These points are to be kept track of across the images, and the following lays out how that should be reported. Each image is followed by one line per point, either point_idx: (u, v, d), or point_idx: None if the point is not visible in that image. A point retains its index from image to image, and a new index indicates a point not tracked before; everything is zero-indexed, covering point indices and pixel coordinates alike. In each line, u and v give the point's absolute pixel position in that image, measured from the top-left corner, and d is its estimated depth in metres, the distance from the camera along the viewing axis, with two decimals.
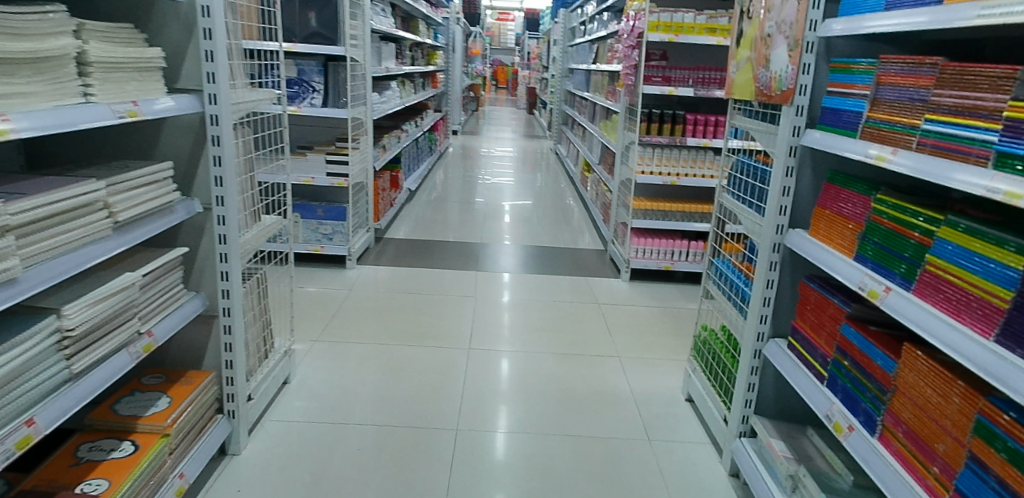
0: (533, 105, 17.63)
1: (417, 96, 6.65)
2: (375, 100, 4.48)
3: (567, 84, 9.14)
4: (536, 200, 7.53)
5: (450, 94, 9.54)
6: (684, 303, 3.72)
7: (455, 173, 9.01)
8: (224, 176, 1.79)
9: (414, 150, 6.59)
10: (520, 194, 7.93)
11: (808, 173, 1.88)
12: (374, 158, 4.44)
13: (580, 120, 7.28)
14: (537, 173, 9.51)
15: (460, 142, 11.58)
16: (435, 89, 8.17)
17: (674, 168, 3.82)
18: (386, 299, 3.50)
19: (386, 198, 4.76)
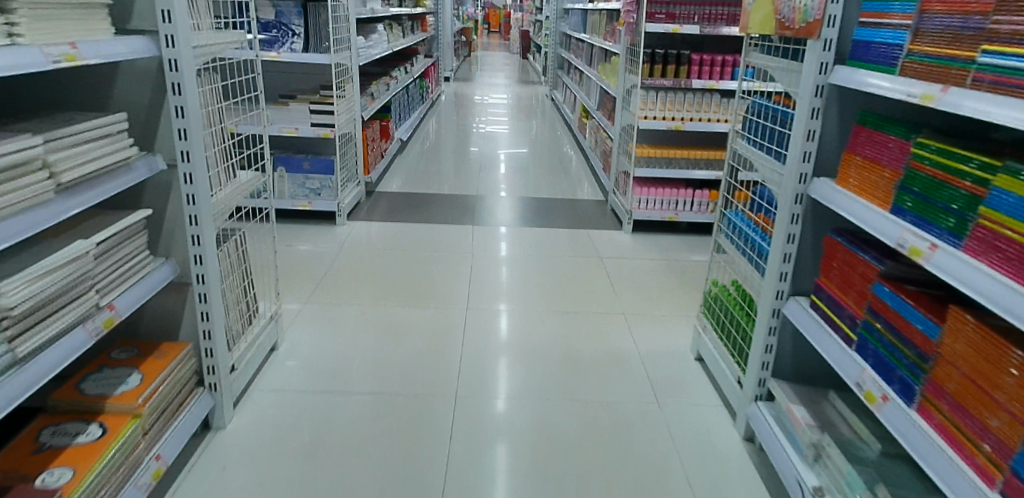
0: (527, 49, 17.08)
1: (406, 41, 6.32)
2: (361, 44, 4.20)
3: (562, 25, 8.75)
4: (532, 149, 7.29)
5: (440, 38, 9.14)
6: (690, 255, 3.58)
7: (448, 122, 8.72)
8: (188, 127, 1.60)
9: (405, 98, 6.31)
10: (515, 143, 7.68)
11: (834, 114, 1.68)
12: (362, 107, 4.20)
13: (577, 63, 6.97)
14: (532, 120, 9.22)
15: (452, 89, 11.20)
16: (424, 33, 7.79)
17: (679, 112, 3.61)
18: (379, 257, 3.35)
19: (376, 150, 4.54)
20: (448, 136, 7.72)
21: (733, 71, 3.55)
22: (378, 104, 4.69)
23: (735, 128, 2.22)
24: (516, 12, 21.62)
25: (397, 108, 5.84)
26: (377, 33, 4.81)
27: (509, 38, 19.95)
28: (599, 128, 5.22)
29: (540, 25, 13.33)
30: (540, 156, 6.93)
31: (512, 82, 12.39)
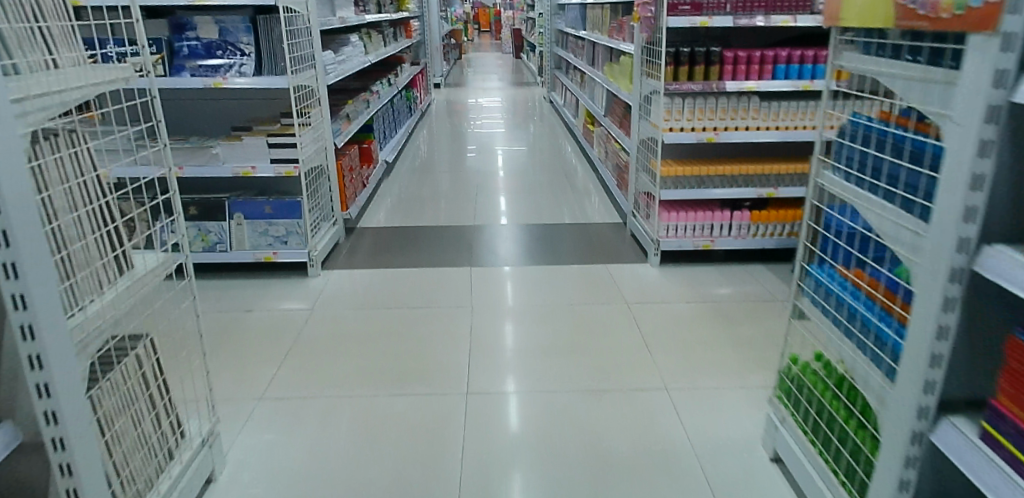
0: (519, 48, 16.50)
1: (388, 50, 5.74)
2: (331, 58, 3.62)
3: (558, 22, 8.16)
4: (533, 157, 6.70)
5: (428, 43, 8.56)
6: (731, 291, 2.99)
7: (440, 132, 8.12)
8: (9, 227, 1.01)
9: (391, 112, 5.73)
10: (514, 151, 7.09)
11: (1012, 147, 1.09)
12: (336, 132, 3.62)
13: (578, 63, 6.38)
14: (531, 125, 8.63)
15: (444, 95, 10.60)
16: (409, 40, 7.19)
17: (710, 120, 3.03)
18: (360, 316, 2.77)
19: (356, 179, 3.96)
20: (441, 149, 7.13)
21: (772, 68, 2.97)
22: (357, 125, 4.10)
23: (815, 159, 1.64)
24: (507, 10, 20.98)
25: (381, 125, 5.25)
26: (351, 45, 4.22)
27: (501, 37, 19.32)
28: (609, 137, 4.61)
29: (533, 22, 12.71)
30: (542, 165, 6.34)
31: (506, 84, 11.77)
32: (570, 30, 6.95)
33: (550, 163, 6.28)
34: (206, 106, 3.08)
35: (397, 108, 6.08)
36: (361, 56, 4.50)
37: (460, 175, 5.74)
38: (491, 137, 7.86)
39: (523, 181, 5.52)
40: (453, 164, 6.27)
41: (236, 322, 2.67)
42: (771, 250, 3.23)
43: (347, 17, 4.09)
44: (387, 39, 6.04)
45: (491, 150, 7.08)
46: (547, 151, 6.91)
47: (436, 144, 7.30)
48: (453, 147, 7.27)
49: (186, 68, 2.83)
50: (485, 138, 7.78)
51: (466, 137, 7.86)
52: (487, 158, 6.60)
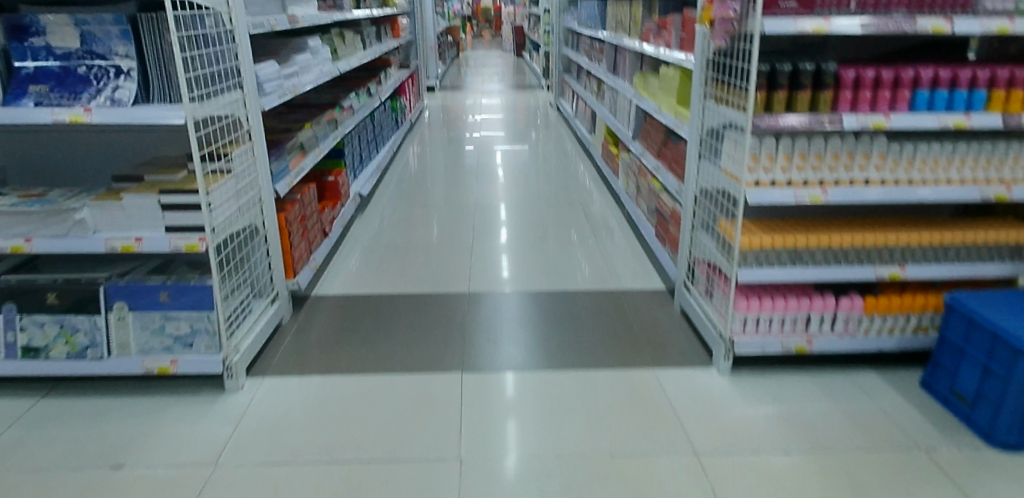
0: (520, 46, 15.58)
1: (367, 54, 4.77)
2: (275, 73, 2.66)
3: (568, 19, 7.23)
4: (540, 174, 5.75)
5: (420, 42, 7.58)
6: (839, 420, 2.05)
7: (433, 143, 7.14)
8: None
9: (371, 128, 4.77)
10: (518, 166, 6.14)
11: None
12: (284, 175, 2.68)
13: (595, 67, 5.45)
14: (536, 134, 7.69)
15: (439, 99, 9.60)
16: (397, 40, 6.25)
17: (815, 171, 2.09)
18: (292, 468, 1.83)
19: (314, 230, 2.99)
20: (434, 166, 6.15)
21: (909, 95, 2.04)
22: (316, 157, 3.14)
23: None
24: (508, 6, 19.95)
25: (356, 147, 4.29)
26: (311, 52, 3.26)
27: (502, 34, 18.26)
28: (642, 169, 3.64)
29: (537, 19, 11.70)
30: (552, 184, 5.39)
31: (507, 86, 10.76)
32: (584, 29, 5.98)
33: (560, 186, 5.30)
34: (79, 141, 2.14)
35: (380, 122, 5.11)
36: (327, 65, 3.54)
37: (453, 202, 4.77)
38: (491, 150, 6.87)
39: (530, 210, 4.53)
40: (446, 186, 5.29)
41: (94, 487, 1.73)
42: (886, 351, 2.28)
43: (304, 15, 3.14)
44: (368, 40, 5.08)
45: (491, 166, 6.10)
46: (556, 169, 5.93)
47: (428, 161, 6.32)
48: (447, 163, 6.27)
49: (28, 93, 1.87)
50: (484, 152, 6.80)
51: (463, 150, 6.88)
52: (486, 178, 5.61)
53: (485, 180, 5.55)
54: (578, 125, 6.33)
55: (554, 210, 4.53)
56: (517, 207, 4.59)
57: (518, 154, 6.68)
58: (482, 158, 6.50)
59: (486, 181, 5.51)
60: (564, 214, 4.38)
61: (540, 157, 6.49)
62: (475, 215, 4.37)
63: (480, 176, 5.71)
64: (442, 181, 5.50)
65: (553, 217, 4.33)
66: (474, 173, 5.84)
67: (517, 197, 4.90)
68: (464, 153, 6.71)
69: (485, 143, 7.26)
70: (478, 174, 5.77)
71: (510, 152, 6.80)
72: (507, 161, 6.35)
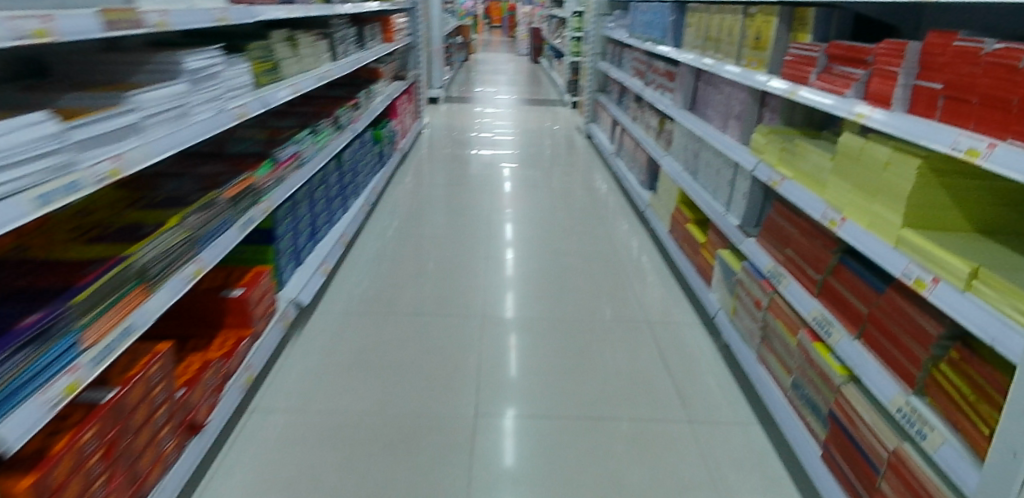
0: (539, 51, 14.05)
1: (335, 67, 3.26)
2: (47, 140, 1.14)
3: (609, 24, 5.68)
4: (573, 232, 4.22)
5: (420, 47, 6.06)
6: None
7: (431, 173, 5.59)
8: None
9: (336, 175, 3.25)
10: (541, 215, 4.60)
11: None
12: (48, 372, 1.13)
13: (657, 96, 3.92)
14: (562, 164, 6.13)
15: (443, 111, 8.07)
16: (389, 44, 4.75)
17: None
18: None
19: (154, 444, 1.47)
20: (428, 210, 4.60)
21: None
22: (182, 285, 1.60)
23: None
24: (525, 5, 18.35)
25: (304, 213, 2.77)
26: (196, 79, 1.75)
27: (517, 36, 16.66)
28: (773, 302, 2.11)
29: (561, 22, 10.13)
30: (591, 250, 3.85)
31: (523, 99, 9.20)
32: (636, 41, 4.45)
33: (604, 254, 3.76)
34: None
35: (353, 162, 3.60)
36: (240, 100, 2.04)
37: (448, 283, 3.22)
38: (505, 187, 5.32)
39: (564, 307, 2.97)
40: (441, 249, 3.73)
41: None
42: None
43: (175, 10, 1.62)
44: (342, 48, 3.59)
45: (504, 216, 4.55)
46: (591, 225, 4.37)
47: (422, 201, 4.77)
48: (446, 206, 4.72)
49: None
50: (495, 189, 5.25)
51: (469, 184, 5.34)
52: (498, 235, 4.05)
53: (496, 239, 4.00)
54: (619, 166, 4.79)
55: (601, 308, 2.97)
56: (543, 300, 3.04)
57: (539, 195, 5.11)
58: (492, 199, 4.94)
59: (498, 241, 3.96)
60: (618, 321, 2.83)
61: (568, 202, 4.94)
62: (480, 318, 2.83)
63: (490, 230, 4.14)
64: (436, 239, 3.95)
65: (601, 325, 2.78)
66: (482, 224, 4.29)
67: (542, 277, 3.33)
68: (469, 190, 5.16)
69: (497, 175, 5.71)
70: (486, 227, 4.21)
71: (529, 191, 5.24)
72: (524, 207, 4.78)
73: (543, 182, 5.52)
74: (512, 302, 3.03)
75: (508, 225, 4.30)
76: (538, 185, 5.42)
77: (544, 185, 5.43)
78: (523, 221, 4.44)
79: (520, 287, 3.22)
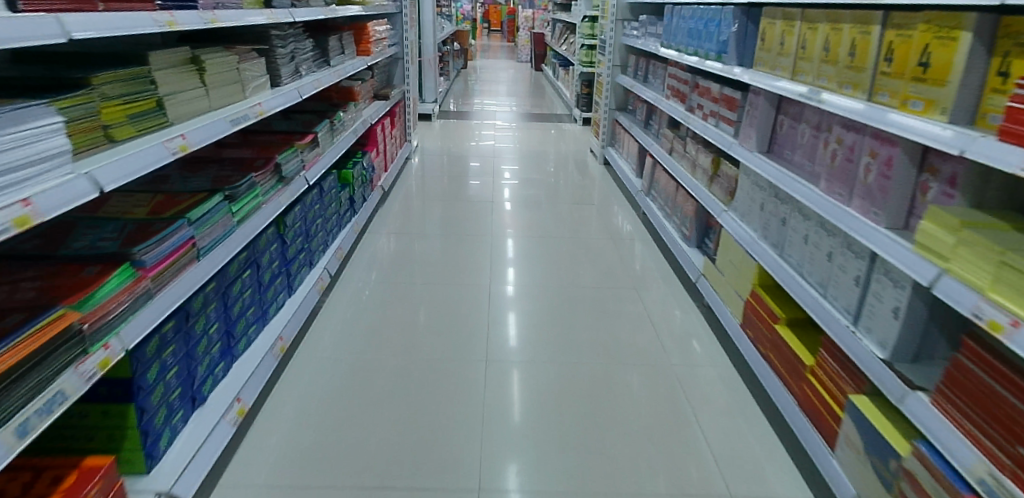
0: (542, 58, 13.17)
1: (274, 96, 2.34)
2: None
3: (630, 30, 4.78)
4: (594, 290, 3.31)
5: (407, 58, 5.13)
6: None
7: (419, 207, 4.63)
8: None
9: (276, 244, 2.31)
10: (552, 264, 3.69)
11: None
12: None
13: (707, 127, 3.00)
14: (575, 193, 5.21)
15: (436, 127, 7.17)
16: (363, 57, 3.83)
17: None
18: None
19: None
20: (412, 258, 3.63)
21: None
22: None
23: None
24: (525, 8, 17.46)
25: (210, 323, 1.83)
26: None
27: (518, 41, 15.70)
28: None
29: (568, 28, 9.22)
30: (621, 320, 2.93)
31: (526, 112, 8.25)
32: (672, 54, 3.54)
33: (639, 326, 2.85)
34: None
35: (308, 219, 2.65)
36: (16, 194, 1.05)
37: (431, 388, 2.26)
38: (508, 223, 4.35)
39: (597, 433, 2.03)
40: (424, 324, 2.77)
41: None
42: None
43: None
44: (291, 69, 2.67)
45: (509, 265, 3.57)
46: (621, 280, 3.39)
47: (405, 245, 3.81)
48: (436, 252, 3.75)
49: None
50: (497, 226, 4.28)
51: (465, 220, 4.38)
52: (501, 300, 3.09)
53: (499, 304, 3.02)
54: (651, 207, 3.83)
55: (658, 442, 2.00)
56: (562, 419, 2.12)
57: (551, 235, 4.14)
58: (494, 242, 3.97)
59: (502, 307, 2.98)
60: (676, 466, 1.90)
61: (588, 244, 3.95)
62: (476, 469, 1.85)
63: (490, 290, 3.17)
64: (420, 305, 2.98)
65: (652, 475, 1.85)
66: (480, 280, 3.32)
67: (563, 379, 2.37)
68: (465, 230, 4.20)
69: (499, 206, 4.74)
70: (485, 285, 3.24)
71: (539, 228, 4.26)
72: (532, 252, 3.80)
73: (554, 216, 4.54)
74: (523, 427, 2.06)
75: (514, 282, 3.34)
76: (549, 221, 4.44)
77: (556, 220, 4.45)
78: (533, 273, 3.47)
79: (525, 392, 2.30)
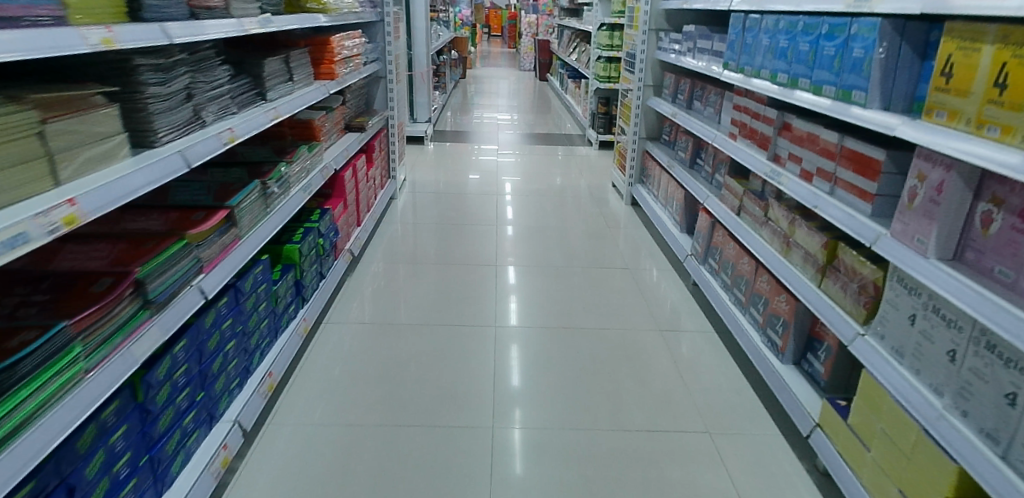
0: (548, 67, 12.25)
1: (128, 171, 1.38)
2: None
3: (667, 43, 3.83)
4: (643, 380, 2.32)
5: (391, 77, 4.18)
6: None
7: (408, 248, 3.66)
8: None
9: (128, 424, 1.36)
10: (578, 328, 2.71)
11: None
12: None
13: (818, 193, 2.03)
14: (599, 222, 4.24)
15: (430, 149, 6.22)
16: (324, 81, 2.88)
17: None
18: None
19: None
20: (387, 338, 2.57)
21: None
22: None
23: None
24: (528, 13, 16.54)
25: None
26: None
27: (521, 49, 14.72)
28: None
29: (579, 37, 8.28)
30: (690, 457, 1.93)
31: (533, 130, 7.30)
32: (742, 80, 2.58)
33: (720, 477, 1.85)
34: None
35: (205, 349, 1.67)
36: None
37: None
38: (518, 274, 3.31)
39: None
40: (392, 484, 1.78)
41: None
42: None
43: None
44: (188, 113, 1.71)
45: (522, 351, 2.52)
46: (683, 378, 2.34)
47: (379, 314, 2.78)
48: (417, 326, 2.69)
49: None
50: (499, 279, 3.22)
51: (459, 269, 3.32)
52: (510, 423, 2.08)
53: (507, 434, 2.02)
54: (709, 281, 2.84)
55: None
56: None
57: (569, 292, 3.07)
58: (499, 304, 2.91)
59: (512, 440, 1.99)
60: None
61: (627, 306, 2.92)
62: None
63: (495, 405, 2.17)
64: (387, 443, 1.96)
65: None
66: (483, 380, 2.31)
67: None
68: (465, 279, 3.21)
69: (502, 248, 3.69)
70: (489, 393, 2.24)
71: (552, 282, 3.19)
72: (548, 325, 2.73)
73: (570, 262, 3.47)
74: None
75: (533, 386, 2.28)
76: (560, 269, 3.37)
77: (573, 268, 3.39)
78: (552, 367, 2.41)
79: None
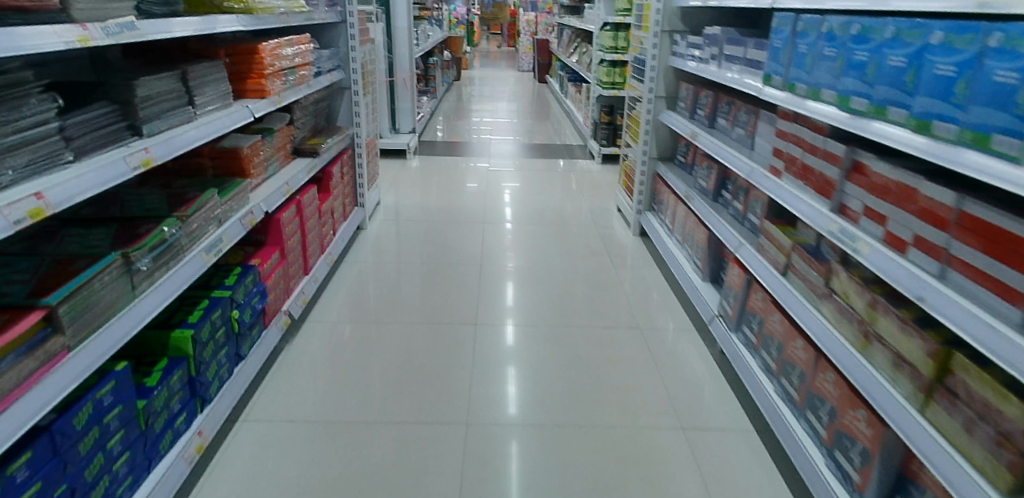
0: (547, 66, 11.61)
1: None
2: None
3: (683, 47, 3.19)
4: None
5: (357, 88, 3.56)
6: None
7: (373, 291, 3.05)
8: None
9: None
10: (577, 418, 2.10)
11: None
12: None
13: (921, 274, 1.39)
14: (602, 256, 3.62)
15: (414, 161, 5.59)
16: (253, 100, 2.26)
17: None
18: None
19: None
20: (322, 440, 1.94)
21: None
22: None
23: None
24: (528, 10, 15.88)
25: None
26: None
27: (519, 48, 14.08)
28: None
29: (580, 36, 7.64)
30: None
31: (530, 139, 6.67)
32: (790, 101, 1.95)
33: None
34: None
35: None
36: None
37: None
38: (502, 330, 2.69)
39: None
40: None
41: None
42: None
43: None
44: None
45: (500, 461, 1.89)
46: None
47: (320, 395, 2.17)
48: (366, 414, 2.06)
49: None
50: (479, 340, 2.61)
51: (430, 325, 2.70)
52: None
53: None
54: (741, 354, 2.22)
55: None
56: None
57: (566, 362, 2.41)
58: (474, 381, 2.28)
59: None
60: None
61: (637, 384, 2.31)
62: None
63: None
64: None
65: None
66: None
67: None
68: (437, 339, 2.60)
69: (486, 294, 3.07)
70: None
71: (543, 346, 2.54)
72: (536, 418, 2.08)
73: (566, 312, 2.82)
74: None
75: None
76: (554, 324, 2.71)
77: (570, 323, 2.73)
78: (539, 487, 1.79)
79: None
